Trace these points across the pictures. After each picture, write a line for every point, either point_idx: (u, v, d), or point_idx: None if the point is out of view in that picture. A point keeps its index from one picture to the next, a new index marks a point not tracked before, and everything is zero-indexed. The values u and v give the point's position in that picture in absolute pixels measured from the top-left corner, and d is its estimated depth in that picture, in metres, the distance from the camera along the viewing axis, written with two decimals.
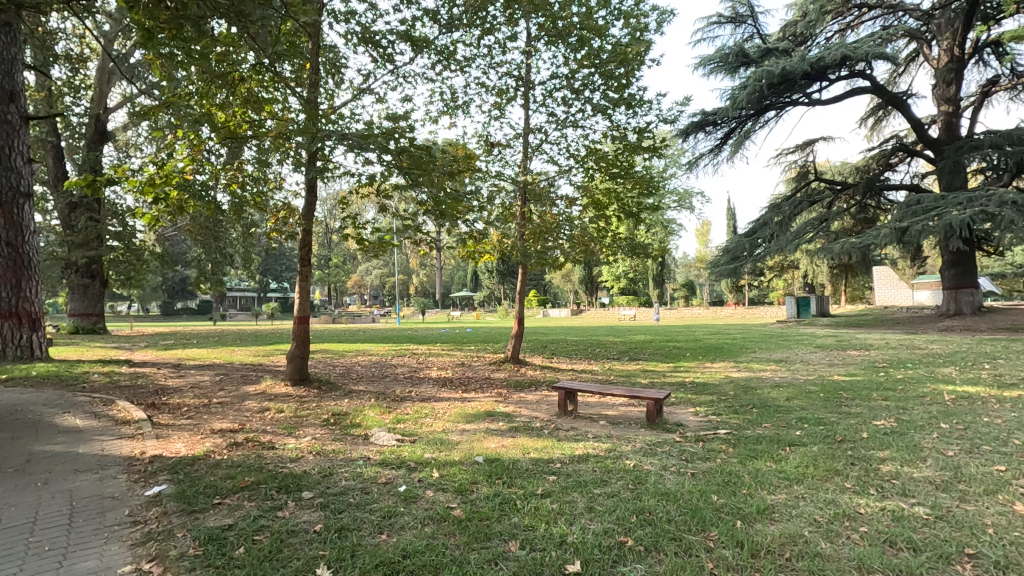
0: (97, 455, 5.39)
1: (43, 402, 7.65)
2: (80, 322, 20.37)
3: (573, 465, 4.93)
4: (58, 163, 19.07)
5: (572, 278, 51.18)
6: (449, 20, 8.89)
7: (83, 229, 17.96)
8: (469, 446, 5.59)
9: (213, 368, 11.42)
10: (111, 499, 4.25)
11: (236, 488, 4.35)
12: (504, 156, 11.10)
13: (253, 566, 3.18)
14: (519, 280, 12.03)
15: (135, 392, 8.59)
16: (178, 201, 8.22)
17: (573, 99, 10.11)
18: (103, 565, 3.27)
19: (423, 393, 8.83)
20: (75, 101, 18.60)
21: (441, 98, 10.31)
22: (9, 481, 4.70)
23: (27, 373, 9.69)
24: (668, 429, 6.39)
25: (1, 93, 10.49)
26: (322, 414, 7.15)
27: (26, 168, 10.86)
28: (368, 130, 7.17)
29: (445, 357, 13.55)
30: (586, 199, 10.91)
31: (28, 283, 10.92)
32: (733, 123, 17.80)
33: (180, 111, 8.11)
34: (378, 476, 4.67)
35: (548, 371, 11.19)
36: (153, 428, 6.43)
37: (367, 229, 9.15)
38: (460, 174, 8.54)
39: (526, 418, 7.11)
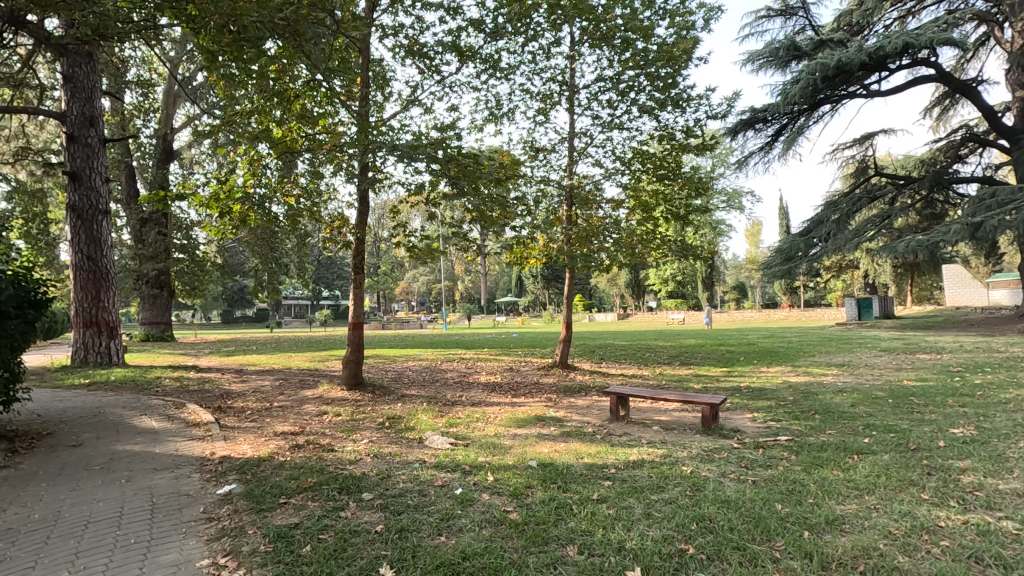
0: (173, 455, 5.73)
1: (122, 405, 8.20)
2: (150, 330, 21.89)
3: (629, 470, 4.87)
4: (131, 182, 20.52)
5: (618, 281, 50.47)
6: (494, 29, 9.02)
7: (153, 243, 19.33)
8: (522, 451, 5.61)
9: (273, 373, 11.94)
10: (186, 497, 4.50)
11: (300, 489, 4.52)
12: (550, 161, 11.10)
13: (320, 565, 3.29)
14: (567, 285, 11.97)
15: (203, 396, 9.07)
16: (240, 214, 8.66)
17: (618, 102, 10.02)
18: (183, 558, 3.47)
19: (473, 398, 8.92)
20: (146, 123, 19.95)
21: (486, 106, 10.39)
22: (96, 478, 5.06)
23: (106, 377, 10.41)
24: (725, 434, 6.21)
25: (81, 118, 11.34)
26: (377, 418, 7.34)
27: (105, 187, 11.64)
28: (417, 140, 7.36)
29: (493, 362, 13.65)
30: (632, 202, 10.77)
31: (107, 294, 11.67)
32: (785, 119, 17.11)
33: (241, 128, 8.52)
34: (434, 478, 4.75)
35: (598, 377, 11.07)
36: (221, 430, 6.79)
37: (415, 237, 9.33)
38: (507, 179, 8.60)
39: (577, 422, 7.08)
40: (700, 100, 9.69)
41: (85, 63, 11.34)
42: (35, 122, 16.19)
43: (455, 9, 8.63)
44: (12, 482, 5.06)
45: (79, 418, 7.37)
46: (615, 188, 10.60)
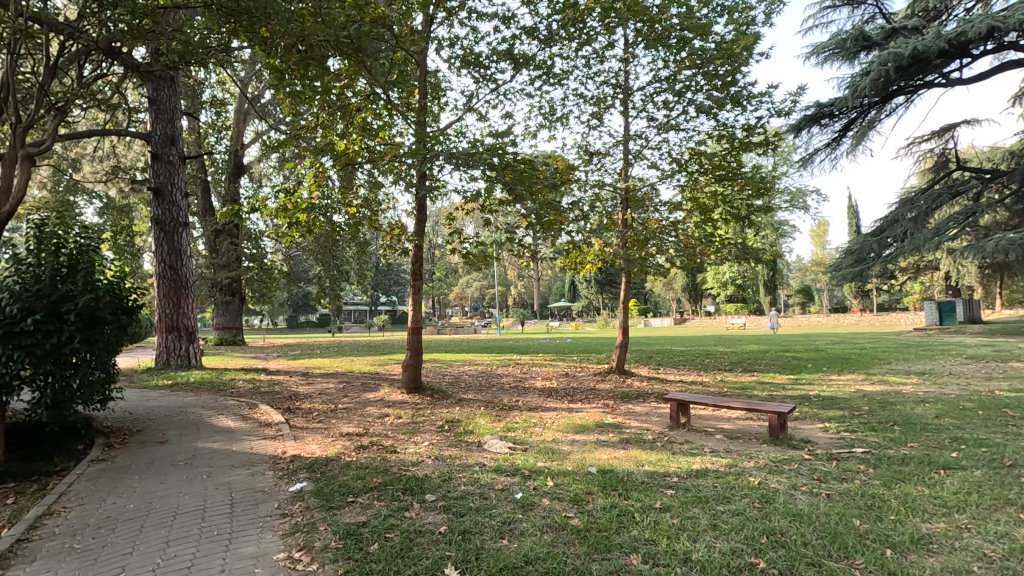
0: (248, 454, 6.05)
1: (202, 405, 8.76)
2: (223, 334, 23.30)
3: (692, 480, 4.73)
4: (206, 195, 21.90)
5: (674, 285, 49.17)
6: (549, 35, 9.07)
7: (225, 253, 20.54)
8: (581, 457, 5.57)
9: (336, 376, 12.39)
10: (262, 493, 4.76)
11: (366, 488, 4.68)
12: (605, 165, 11.00)
13: (387, 563, 3.39)
14: (624, 289, 11.78)
15: (273, 397, 9.57)
16: (307, 224, 9.09)
17: (674, 103, 9.83)
18: (261, 550, 3.67)
19: (530, 403, 8.95)
20: (219, 140, 21.23)
21: (541, 112, 10.40)
22: (181, 473, 5.44)
23: (187, 379, 11.14)
24: (795, 445, 5.94)
25: (164, 137, 12.22)
26: (436, 421, 7.48)
27: (184, 202, 12.49)
28: (473, 148, 7.48)
29: (548, 367, 13.61)
30: (690, 204, 10.50)
31: (186, 301, 12.51)
32: (853, 114, 16.11)
33: (307, 142, 8.93)
34: (494, 482, 4.80)
35: (656, 383, 10.85)
36: (291, 429, 7.13)
37: (470, 243, 9.39)
38: (562, 184, 8.59)
39: (636, 429, 6.95)
40: (762, 97, 9.33)
41: (167, 87, 12.23)
42: (123, 142, 17.58)
43: (510, 18, 8.74)
44: (110, 475, 5.52)
45: (165, 416, 7.94)
46: (672, 190, 10.39)
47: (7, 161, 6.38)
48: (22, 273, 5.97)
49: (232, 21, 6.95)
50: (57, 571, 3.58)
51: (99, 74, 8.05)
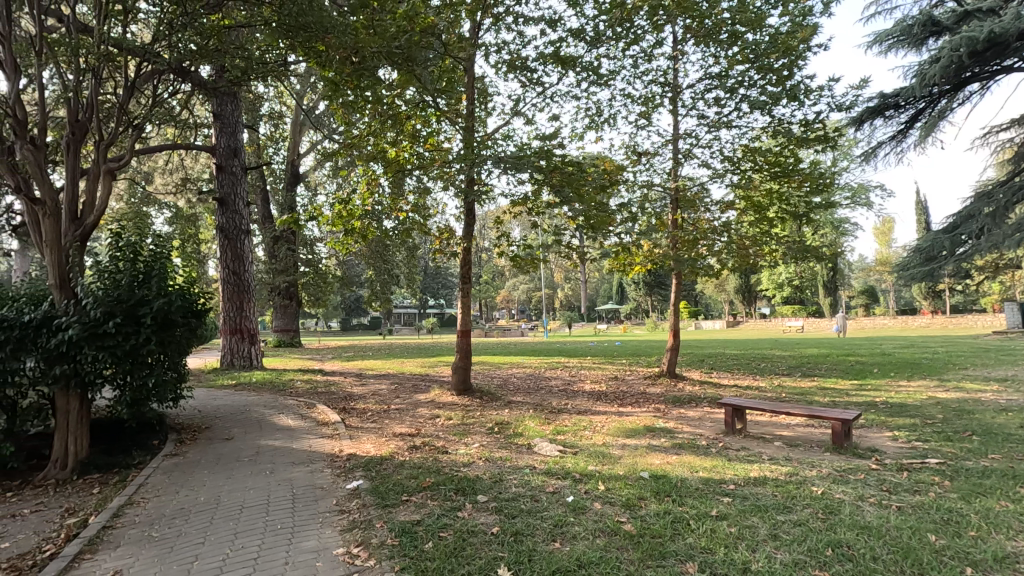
0: (307, 451, 6.31)
1: (264, 404, 9.19)
2: (282, 336, 24.36)
3: (749, 488, 4.59)
4: (265, 203, 22.94)
5: (726, 287, 47.65)
6: (595, 37, 9.02)
7: (283, 258, 21.47)
8: (632, 461, 5.50)
9: (389, 377, 12.72)
10: (321, 490, 4.95)
11: (420, 488, 4.78)
12: (653, 164, 10.83)
13: (442, 562, 3.44)
14: (674, 292, 11.54)
15: (330, 397, 9.92)
16: (361, 230, 9.38)
17: (726, 99, 9.56)
18: (322, 544, 3.81)
19: (579, 406, 8.90)
20: (276, 151, 22.19)
21: (587, 114, 10.34)
22: (247, 469, 5.73)
23: (250, 379, 11.71)
24: (860, 454, 5.65)
25: (227, 150, 12.89)
26: (486, 423, 7.56)
27: (246, 210, 13.13)
28: (521, 151, 7.53)
29: (597, 370, 13.50)
30: (743, 203, 10.18)
31: (249, 305, 13.15)
32: (922, 103, 14.90)
33: (360, 150, 9.20)
34: (546, 485, 4.81)
35: (709, 387, 10.56)
36: (347, 429, 7.37)
37: (517, 246, 9.44)
38: (610, 185, 8.50)
39: (689, 434, 6.79)
40: (821, 91, 8.95)
41: (230, 102, 12.89)
42: (191, 155, 18.67)
43: (556, 21, 8.74)
44: (182, 469, 5.87)
45: (231, 414, 8.38)
46: (724, 189, 10.11)
47: (92, 176, 6.88)
48: (104, 277, 6.40)
49: (289, 36, 7.25)
50: (138, 557, 3.84)
51: (170, 92, 8.57)
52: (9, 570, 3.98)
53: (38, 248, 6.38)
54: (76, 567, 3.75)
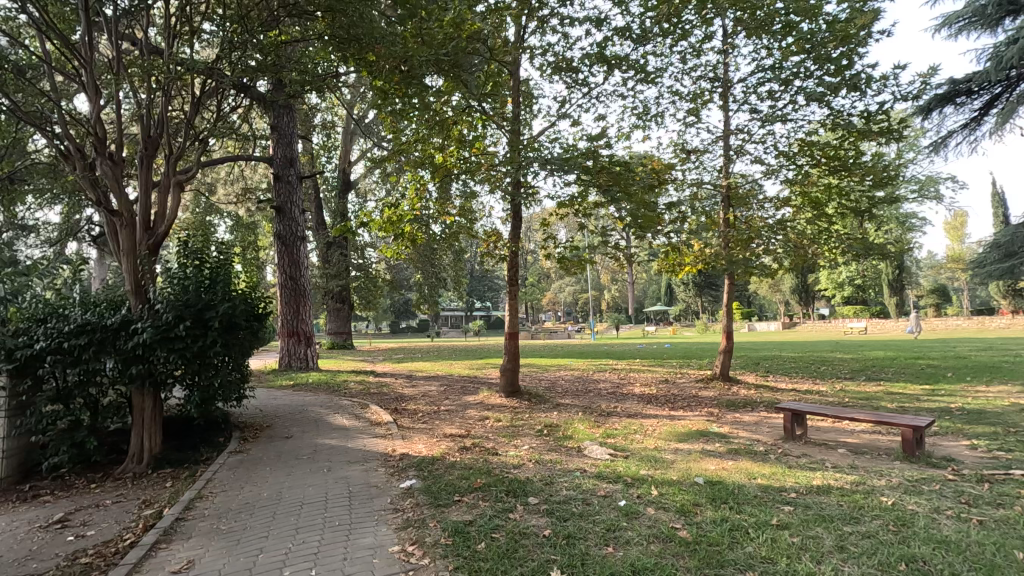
0: (362, 450, 6.49)
1: (320, 404, 9.52)
2: (335, 339, 25.17)
3: (812, 496, 4.38)
4: (318, 210, 23.77)
5: (781, 287, 45.82)
6: (642, 34, 8.88)
7: (336, 263, 22.20)
8: (686, 466, 5.36)
9: (438, 379, 12.90)
10: (376, 488, 5.09)
11: (471, 488, 4.83)
12: (703, 162, 10.56)
13: (495, 562, 3.46)
14: (727, 292, 11.19)
15: (382, 398, 10.16)
16: (410, 235, 9.57)
17: (780, 92, 9.22)
18: (378, 541, 3.91)
19: (629, 409, 8.76)
20: (329, 160, 22.98)
21: (634, 113, 10.19)
22: (305, 466, 5.96)
23: (306, 380, 12.15)
24: (935, 464, 5.30)
25: (283, 159, 13.43)
26: (535, 425, 7.55)
27: (302, 217, 13.63)
28: (568, 153, 7.49)
29: (646, 373, 13.25)
30: (799, 200, 9.79)
31: (304, 308, 13.65)
32: (997, 89, 13.85)
33: (408, 157, 9.40)
34: (597, 488, 4.76)
35: (765, 391, 10.18)
36: (399, 429, 7.53)
37: (563, 247, 9.38)
38: (658, 184, 8.33)
39: (745, 440, 6.56)
40: (885, 80, 8.49)
41: (285, 113, 13.43)
42: (250, 166, 19.59)
43: (602, 20, 8.68)
44: (246, 465, 6.17)
45: (289, 414, 8.72)
46: (779, 186, 9.73)
47: (162, 188, 7.29)
48: (174, 284, 6.79)
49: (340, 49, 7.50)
50: (208, 548, 4.05)
51: (231, 106, 9.01)
52: (95, 556, 4.29)
53: (116, 257, 6.78)
54: (153, 555, 4.00)
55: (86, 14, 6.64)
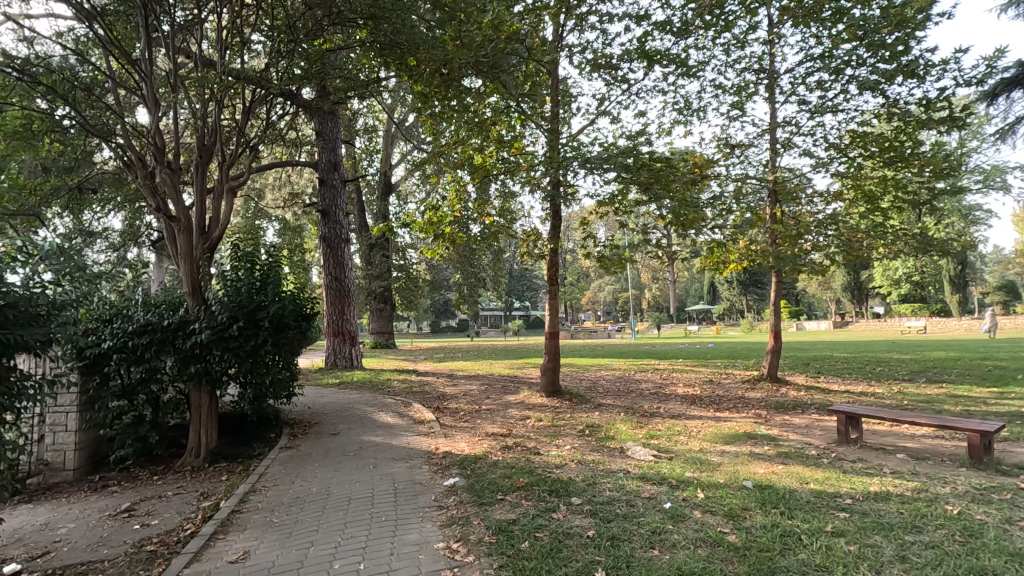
0: (406, 448, 6.61)
1: (364, 402, 9.74)
2: (378, 338, 25.73)
3: (869, 503, 4.20)
4: (361, 213, 24.32)
5: (832, 285, 44.00)
6: (683, 26, 8.69)
7: (378, 264, 22.68)
8: (734, 469, 5.23)
9: (479, 378, 13.00)
10: (420, 485, 5.18)
11: (514, 488, 4.85)
12: (748, 157, 10.26)
13: (540, 562, 3.46)
14: (774, 290, 10.82)
15: (424, 397, 10.31)
16: (450, 236, 9.67)
17: (830, 82, 8.86)
18: (423, 538, 3.98)
19: (672, 410, 8.60)
20: (371, 164, 23.46)
21: (675, 108, 9.99)
22: (352, 462, 6.12)
23: (352, 378, 12.47)
24: (1005, 472, 4.99)
25: (328, 164, 13.79)
26: (576, 425, 7.51)
27: (346, 220, 13.94)
28: (607, 150, 7.40)
29: (689, 373, 12.96)
30: (851, 193, 9.40)
31: (348, 309, 14.00)
32: None
33: (448, 158, 9.50)
34: (641, 490, 4.70)
35: (816, 393, 9.81)
36: (442, 427, 7.63)
37: (603, 246, 9.28)
38: (701, 179, 8.14)
39: (796, 443, 6.34)
40: (945, 65, 8.03)
41: (329, 119, 13.77)
42: (296, 171, 20.22)
43: (641, 15, 8.55)
44: (296, 460, 6.38)
45: (336, 411, 8.97)
46: (829, 179, 9.36)
47: (217, 194, 7.60)
48: (228, 286, 7.12)
49: (383, 54, 7.66)
50: (263, 539, 4.22)
51: (279, 114, 9.32)
52: (159, 544, 4.53)
53: (174, 260, 7.09)
54: (212, 545, 4.19)
55: (145, 31, 7.00)
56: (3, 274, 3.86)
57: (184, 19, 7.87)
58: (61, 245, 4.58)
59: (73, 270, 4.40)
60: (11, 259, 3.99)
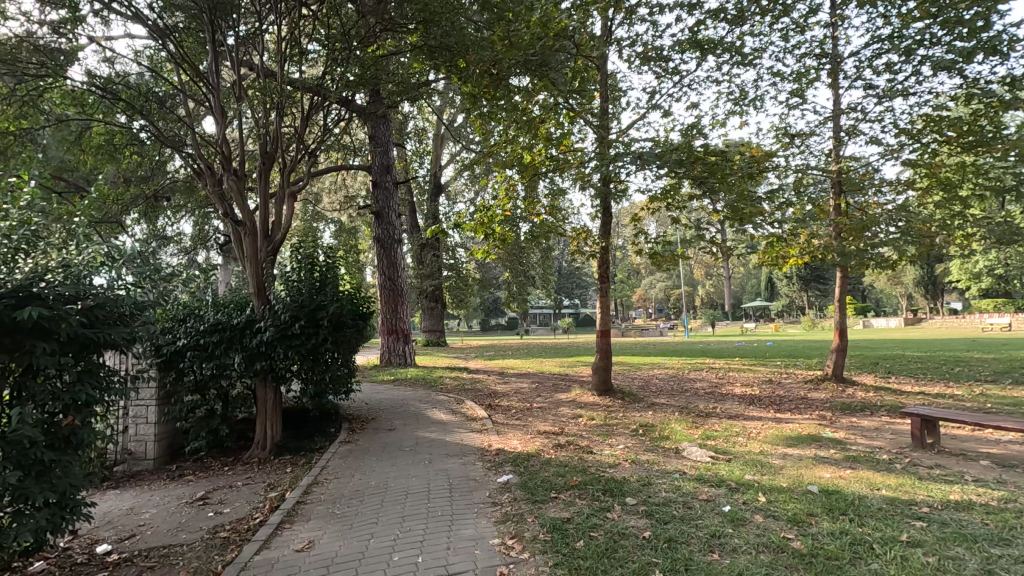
0: (460, 444, 6.72)
1: (418, 398, 9.97)
2: (430, 336, 26.24)
3: (949, 512, 3.94)
4: (412, 214, 24.83)
5: (902, 280, 41.37)
6: (738, 14, 8.39)
7: (430, 263, 23.11)
8: (797, 473, 5.02)
9: (530, 376, 13.04)
10: (475, 481, 5.25)
11: (567, 486, 4.84)
12: (809, 146, 9.80)
13: (595, 561, 3.44)
14: (838, 286, 10.29)
15: (476, 394, 10.44)
16: (500, 235, 9.72)
17: (900, 63, 8.33)
18: (478, 533, 4.03)
19: (730, 410, 8.34)
20: (420, 166, 23.89)
21: (730, 99, 9.66)
22: (408, 457, 6.28)
23: (406, 375, 12.77)
24: None
25: (381, 167, 14.14)
26: (630, 424, 7.41)
27: (399, 221, 14.26)
28: (658, 145, 7.24)
29: (747, 373, 12.53)
30: (925, 181, 8.80)
31: (402, 308, 14.35)
32: None
33: (497, 158, 9.55)
34: (698, 492, 4.59)
35: (886, 394, 9.28)
36: (494, 425, 7.71)
37: (655, 243, 9.10)
38: (759, 170, 7.83)
39: (865, 447, 6.01)
40: None
41: (382, 122, 14.09)
42: (351, 174, 20.86)
43: (693, 4, 8.31)
44: (355, 455, 6.60)
45: (392, 407, 9.22)
46: (899, 168, 8.81)
47: (279, 199, 7.94)
48: (290, 286, 7.45)
49: (433, 57, 7.77)
50: (325, 529, 4.39)
51: (335, 120, 9.65)
52: (232, 531, 4.81)
53: (242, 262, 7.47)
54: (280, 534, 4.41)
55: (212, 45, 7.39)
56: (91, 277, 4.14)
57: (246, 32, 8.27)
58: (141, 250, 4.92)
59: (150, 272, 4.77)
60: (98, 263, 4.31)
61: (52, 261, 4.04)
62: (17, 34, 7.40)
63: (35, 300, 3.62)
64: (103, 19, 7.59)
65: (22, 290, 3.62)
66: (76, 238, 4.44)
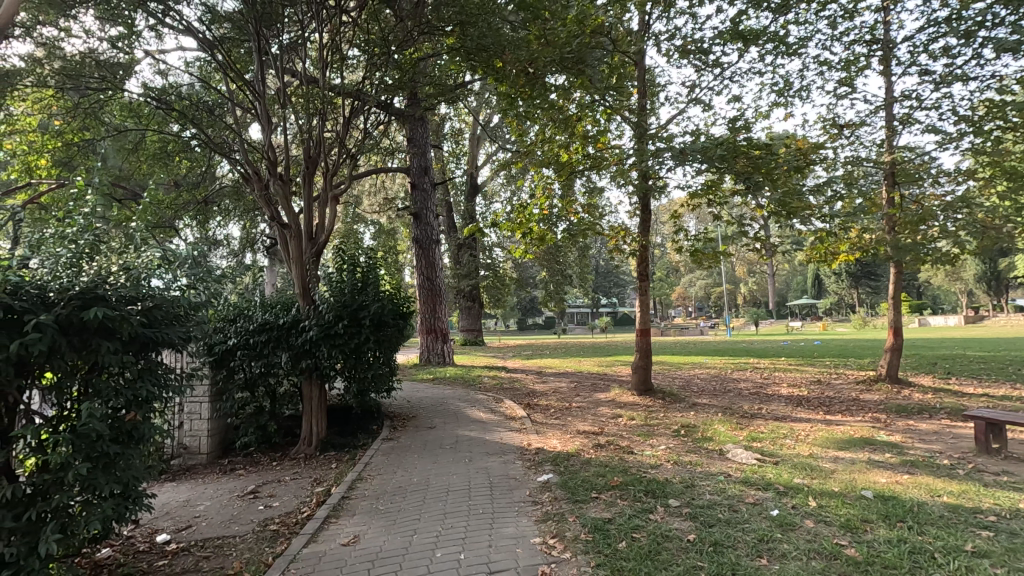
0: (499, 443, 6.74)
1: (458, 397, 10.06)
2: (468, 336, 26.45)
3: (1018, 522, 3.71)
4: (449, 214, 25.06)
5: (962, 276, 39.12)
6: (782, 2, 8.13)
7: (467, 263, 23.27)
8: (849, 477, 4.83)
9: (568, 376, 12.98)
10: (515, 480, 5.27)
11: (609, 486, 4.80)
12: (859, 137, 9.41)
13: (638, 563, 3.40)
14: (892, 283, 9.82)
15: (515, 393, 10.46)
16: (538, 234, 9.70)
17: (959, 47, 7.90)
18: (519, 532, 4.05)
19: (776, 412, 8.09)
20: (457, 167, 24.09)
21: (774, 90, 9.37)
22: (449, 455, 6.35)
23: (445, 374, 12.91)
24: None
25: (420, 168, 14.31)
26: (671, 425, 7.28)
27: (437, 222, 14.42)
28: (697, 140, 7.09)
29: (793, 373, 12.13)
30: (988, 171, 8.25)
31: (440, 308, 14.54)
32: None
33: (533, 157, 9.53)
34: (744, 495, 4.46)
35: (946, 396, 8.80)
36: (533, 424, 7.70)
37: (695, 240, 8.92)
38: (805, 163, 7.56)
39: (923, 451, 5.72)
40: None
41: (420, 124, 14.24)
42: (389, 176, 21.23)
43: None
44: (397, 452, 6.71)
45: (432, 406, 9.34)
46: (957, 157, 8.35)
47: (322, 201, 8.14)
48: (333, 286, 7.62)
49: (469, 58, 7.82)
50: (370, 525, 4.48)
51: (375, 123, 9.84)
52: (281, 525, 4.97)
53: (288, 264, 7.69)
54: (327, 527, 4.53)
55: (258, 54, 7.62)
56: (150, 280, 4.34)
57: (290, 40, 8.51)
58: (196, 251, 5.12)
59: (203, 274, 4.95)
60: (156, 265, 4.52)
61: (114, 264, 4.25)
62: (81, 51, 7.84)
63: (100, 301, 3.83)
64: (157, 33, 7.96)
65: (88, 292, 3.82)
66: (136, 241, 4.66)
